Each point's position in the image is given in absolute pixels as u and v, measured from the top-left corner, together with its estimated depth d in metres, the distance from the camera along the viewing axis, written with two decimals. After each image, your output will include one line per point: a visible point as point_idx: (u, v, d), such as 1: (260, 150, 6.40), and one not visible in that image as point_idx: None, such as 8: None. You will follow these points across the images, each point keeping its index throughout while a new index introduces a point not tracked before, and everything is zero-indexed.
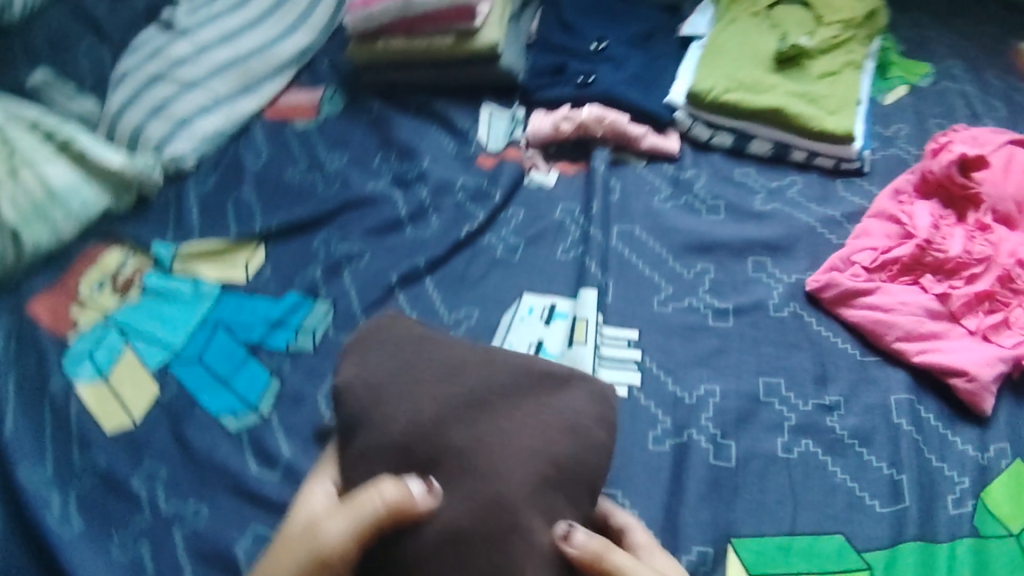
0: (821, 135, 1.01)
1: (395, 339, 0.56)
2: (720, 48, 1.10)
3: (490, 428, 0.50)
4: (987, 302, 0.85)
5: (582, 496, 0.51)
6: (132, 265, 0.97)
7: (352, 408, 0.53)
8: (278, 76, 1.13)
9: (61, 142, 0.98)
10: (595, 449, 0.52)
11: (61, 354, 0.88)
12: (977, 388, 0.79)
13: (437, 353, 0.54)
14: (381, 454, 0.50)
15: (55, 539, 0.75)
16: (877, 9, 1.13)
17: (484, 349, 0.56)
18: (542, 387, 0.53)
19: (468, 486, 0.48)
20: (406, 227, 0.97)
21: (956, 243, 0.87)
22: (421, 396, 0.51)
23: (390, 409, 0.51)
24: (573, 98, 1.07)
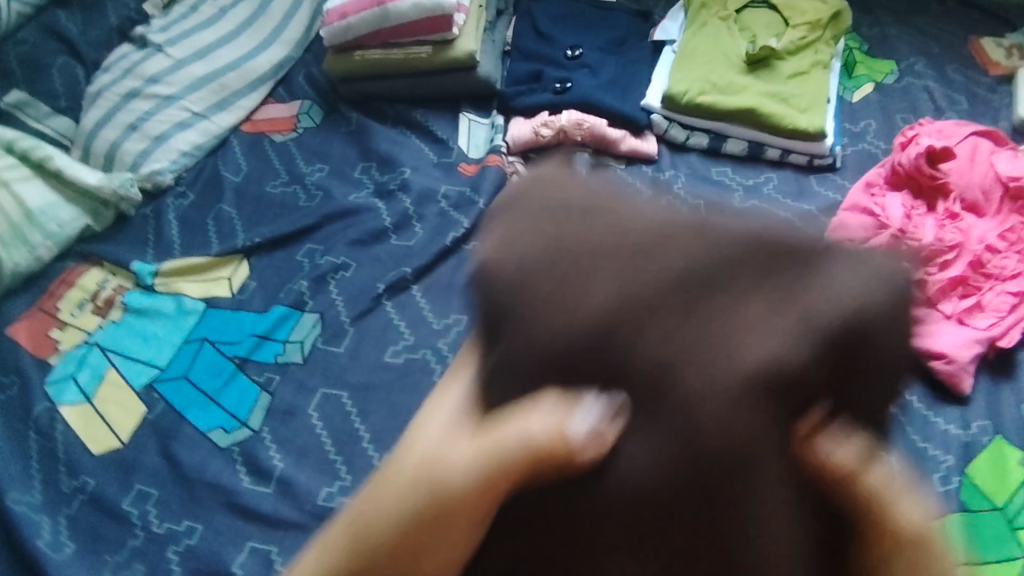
0: (793, 133, 1.03)
1: (554, 209, 0.51)
2: (692, 53, 1.12)
3: (714, 323, 0.44)
4: (960, 287, 0.87)
5: (848, 403, 0.45)
6: (113, 285, 0.95)
7: (501, 297, 0.49)
8: (255, 90, 1.11)
9: (36, 163, 0.99)
10: (854, 352, 0.45)
11: (45, 378, 0.87)
12: (955, 369, 0.81)
13: (616, 229, 0.49)
14: (549, 365, 0.46)
15: (47, 563, 0.74)
16: (842, 10, 1.15)
17: (683, 220, 0.49)
18: (780, 277, 0.45)
19: (671, 418, 0.43)
20: (390, 236, 0.97)
21: (928, 233, 0.90)
22: (600, 285, 0.47)
23: (576, 296, 0.47)
24: (551, 104, 1.08)
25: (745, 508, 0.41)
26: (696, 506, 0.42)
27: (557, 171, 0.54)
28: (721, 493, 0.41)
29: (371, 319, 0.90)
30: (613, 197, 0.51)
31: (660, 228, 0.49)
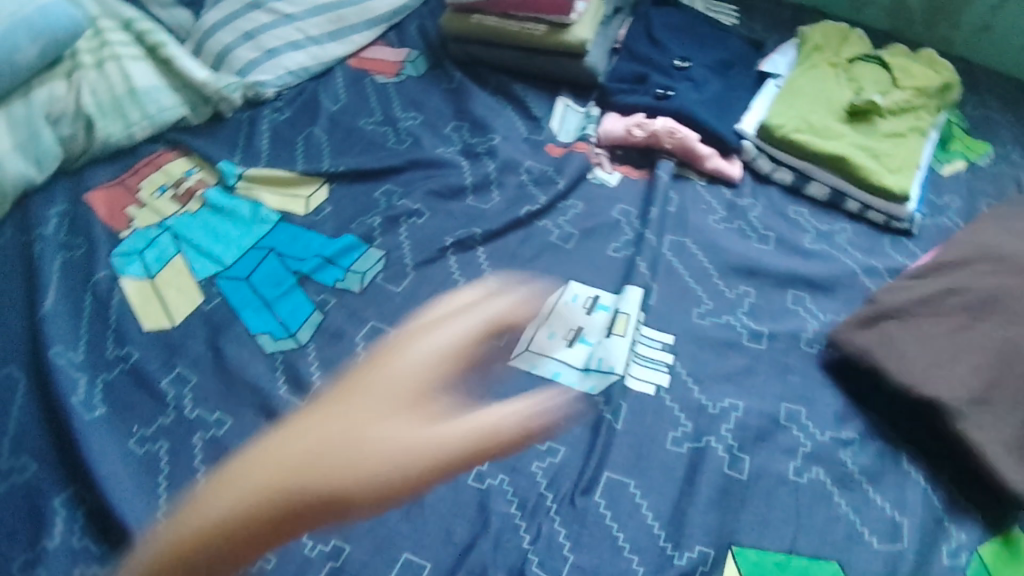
0: (877, 190, 1.00)
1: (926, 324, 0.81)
2: (797, 90, 1.10)
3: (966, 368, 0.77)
4: None
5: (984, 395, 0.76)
6: (197, 178, 0.98)
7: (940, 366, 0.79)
8: (369, 29, 1.16)
9: (149, 46, 1.03)
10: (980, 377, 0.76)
11: (112, 248, 0.90)
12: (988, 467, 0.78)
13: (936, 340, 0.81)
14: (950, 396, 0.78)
15: (75, 419, 0.74)
16: (952, 84, 1.11)
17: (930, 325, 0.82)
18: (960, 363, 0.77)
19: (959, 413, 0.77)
20: (468, 195, 0.99)
21: None
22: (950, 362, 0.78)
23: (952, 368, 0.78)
24: (649, 108, 1.08)
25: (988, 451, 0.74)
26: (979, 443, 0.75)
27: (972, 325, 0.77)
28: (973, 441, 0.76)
29: (433, 268, 0.92)
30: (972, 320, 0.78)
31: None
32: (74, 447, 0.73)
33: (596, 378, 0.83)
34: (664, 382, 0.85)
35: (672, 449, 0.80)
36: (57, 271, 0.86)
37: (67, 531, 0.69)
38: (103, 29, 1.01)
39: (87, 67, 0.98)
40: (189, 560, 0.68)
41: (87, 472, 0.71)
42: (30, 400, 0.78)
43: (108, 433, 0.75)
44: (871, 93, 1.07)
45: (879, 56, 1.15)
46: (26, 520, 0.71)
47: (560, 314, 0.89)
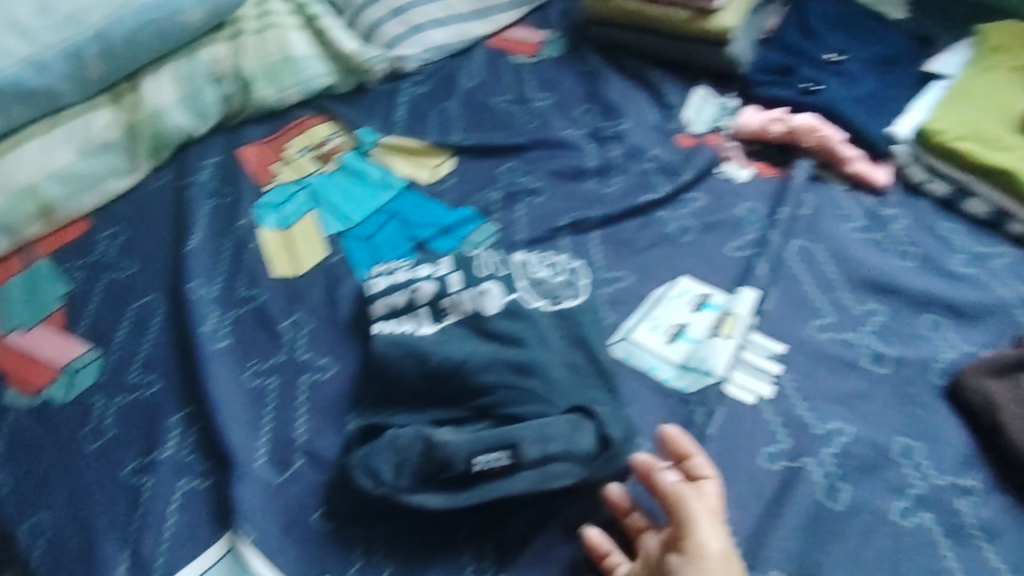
0: (1007, 185, 0.97)
1: None
2: (968, 93, 1.05)
3: None
4: None
5: None
6: (338, 140, 1.01)
7: None
8: (512, 10, 1.19)
9: (307, 17, 1.08)
10: None
11: (255, 200, 0.94)
12: None
13: None
14: None
15: (201, 345, 0.79)
16: None
17: None
18: None
19: None
20: (589, 178, 0.98)
21: None
22: None
23: None
24: (792, 103, 1.06)
25: None
26: None
27: None
28: None
29: (544, 247, 0.90)
30: None
31: None
32: (196, 371, 0.78)
33: (693, 377, 0.83)
34: (766, 394, 0.83)
35: (765, 465, 0.79)
36: (205, 208, 0.93)
37: (178, 446, 0.75)
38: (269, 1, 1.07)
39: (249, 34, 1.03)
40: (280, 494, 0.72)
41: (207, 395, 0.76)
42: (165, 326, 0.83)
43: (226, 361, 0.79)
44: (1014, 93, 1.04)
45: None
46: (465, 255, 0.84)
47: (665, 307, 0.87)
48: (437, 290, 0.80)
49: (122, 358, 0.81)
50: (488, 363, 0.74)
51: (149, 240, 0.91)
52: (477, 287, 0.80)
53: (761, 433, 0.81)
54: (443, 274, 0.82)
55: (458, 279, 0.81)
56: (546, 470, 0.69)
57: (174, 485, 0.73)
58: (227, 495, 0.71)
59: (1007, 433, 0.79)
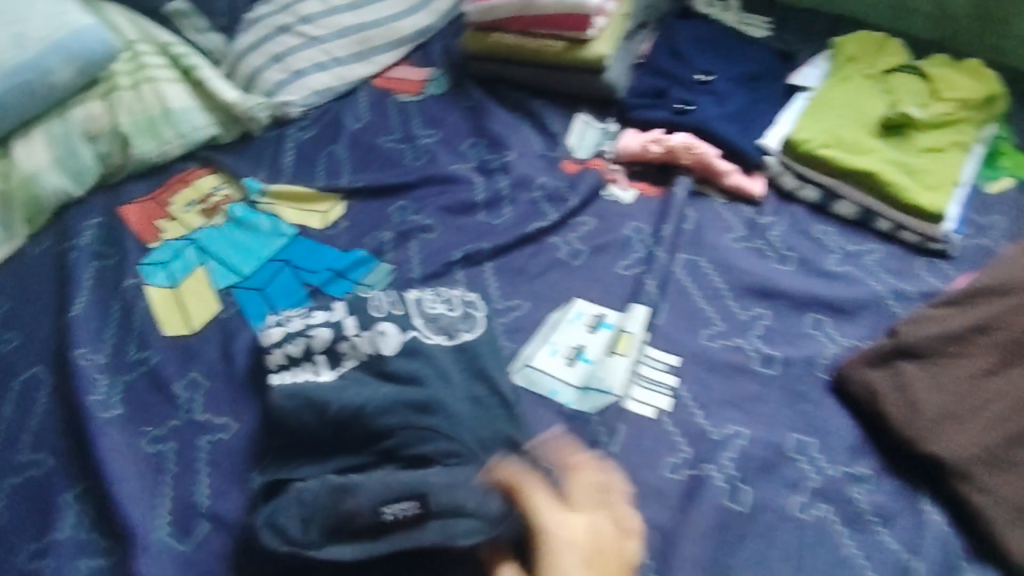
0: (871, 184, 1.03)
1: (957, 390, 0.85)
2: (828, 102, 1.12)
3: None
4: (1007, 365, 0.86)
5: None
6: (224, 192, 1.01)
7: (978, 433, 0.82)
8: (395, 49, 1.20)
9: (184, 68, 1.07)
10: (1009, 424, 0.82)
11: (141, 259, 0.92)
12: (928, 429, 0.83)
13: (994, 413, 0.83)
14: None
15: (89, 418, 0.77)
16: (932, 71, 1.14)
17: (995, 409, 0.83)
18: None
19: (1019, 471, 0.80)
20: (480, 211, 1.00)
21: (986, 347, 0.87)
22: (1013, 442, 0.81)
23: (1007, 427, 0.82)
24: (668, 124, 1.11)
25: None
26: None
27: None
28: None
29: (439, 283, 0.92)
30: (974, 385, 0.85)
31: None
32: (87, 444, 0.76)
33: (595, 397, 0.85)
34: (665, 406, 0.86)
35: (669, 476, 0.82)
36: (88, 273, 0.90)
37: (75, 523, 0.72)
38: (141, 53, 1.05)
39: (123, 89, 1.01)
40: (185, 562, 0.70)
41: (101, 467, 0.74)
42: (53, 400, 0.80)
43: (118, 431, 0.77)
44: (869, 100, 1.12)
45: (917, 66, 1.16)
46: (360, 298, 0.84)
47: (563, 331, 0.90)
48: (333, 336, 0.80)
49: (10, 438, 0.78)
50: (387, 406, 0.74)
51: (29, 311, 0.88)
52: (373, 329, 0.80)
53: (664, 444, 0.84)
54: (338, 319, 0.82)
55: (353, 323, 0.81)
56: (447, 525, 0.66)
57: (72, 565, 0.70)
58: (127, 570, 0.69)
59: (889, 419, 0.85)
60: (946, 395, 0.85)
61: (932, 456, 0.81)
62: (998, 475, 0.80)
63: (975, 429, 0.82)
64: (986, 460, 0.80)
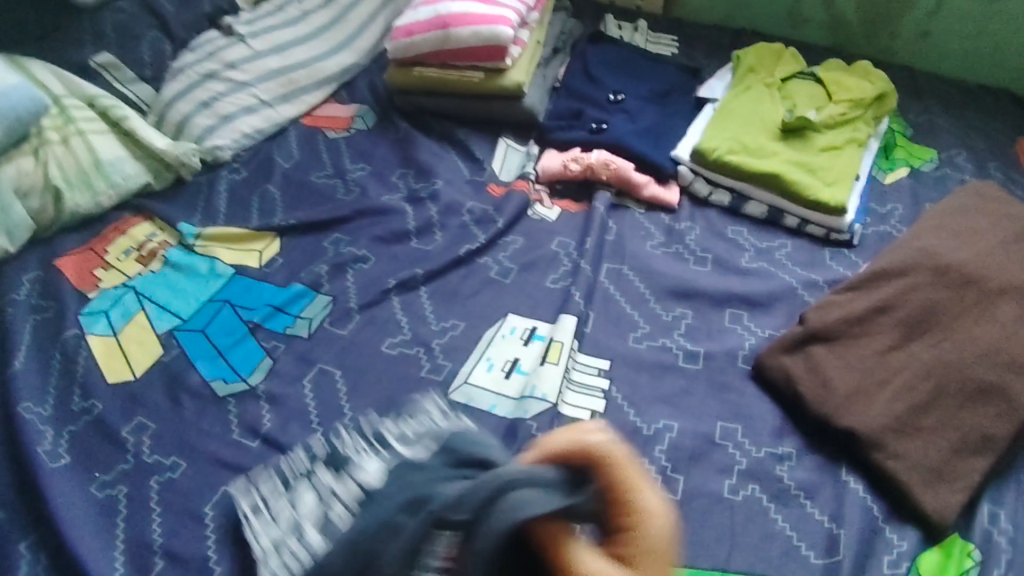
0: (776, 183, 1.10)
1: (863, 366, 0.93)
2: (732, 112, 1.19)
3: (954, 416, 0.88)
4: (906, 340, 0.94)
5: (939, 410, 0.89)
6: (159, 239, 1.04)
7: (885, 403, 0.89)
8: (320, 89, 1.25)
9: (113, 119, 1.10)
10: (913, 393, 0.90)
11: (80, 308, 0.94)
12: (841, 404, 0.90)
13: (897, 385, 0.90)
14: (927, 407, 0.89)
15: (38, 468, 0.79)
16: (828, 77, 1.23)
17: (898, 381, 0.91)
18: (939, 405, 0.89)
19: (923, 435, 0.87)
20: (413, 239, 1.05)
21: (888, 324, 0.96)
22: (917, 408, 0.89)
23: (910, 395, 0.89)
24: (586, 142, 1.17)
25: (959, 453, 0.86)
26: (966, 439, 0.86)
27: (947, 401, 0.89)
28: (965, 450, 0.86)
29: (377, 310, 0.96)
30: (880, 360, 0.93)
31: (964, 406, 0.88)
32: (39, 493, 0.78)
33: (530, 404, 0.88)
34: (599, 408, 0.91)
35: None
36: (30, 327, 0.92)
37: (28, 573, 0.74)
38: (69, 107, 1.08)
39: (53, 144, 1.04)
40: None
41: (51, 516, 0.76)
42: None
43: (69, 479, 0.79)
44: (771, 106, 1.20)
45: (813, 72, 1.25)
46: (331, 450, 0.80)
47: (498, 347, 0.94)
48: (313, 500, 0.75)
49: None
50: (395, 506, 0.64)
51: None
52: (351, 475, 0.76)
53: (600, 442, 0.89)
54: (315, 480, 0.77)
55: (329, 477, 0.77)
56: (504, 508, 0.57)
57: None
58: None
59: (805, 399, 0.92)
60: (853, 372, 0.92)
61: (846, 430, 0.88)
62: (906, 441, 0.87)
63: (881, 401, 0.89)
64: (895, 429, 0.87)
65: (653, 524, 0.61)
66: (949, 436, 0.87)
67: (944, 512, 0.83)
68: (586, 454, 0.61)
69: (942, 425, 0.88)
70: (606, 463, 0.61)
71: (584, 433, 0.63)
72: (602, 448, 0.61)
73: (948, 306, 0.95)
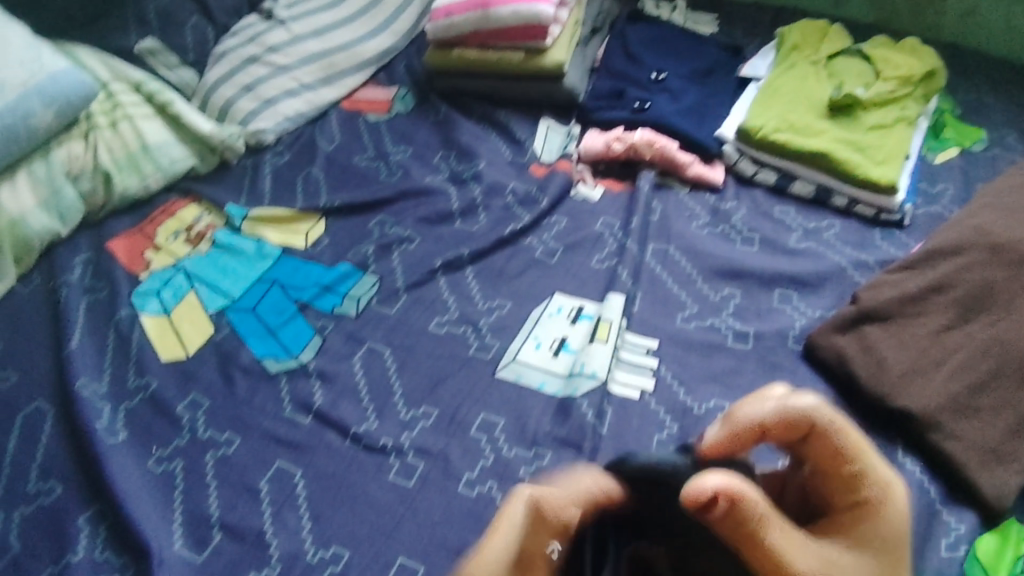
0: (824, 162, 1.08)
1: (919, 345, 0.90)
2: (778, 90, 1.17)
3: (1014, 397, 0.86)
4: (963, 320, 0.92)
5: (999, 390, 0.86)
6: (207, 221, 1.04)
7: (942, 383, 0.87)
8: (360, 72, 1.25)
9: (159, 104, 1.11)
10: (970, 373, 0.87)
11: (132, 289, 0.95)
12: (896, 384, 0.88)
13: (955, 364, 0.88)
14: (985, 388, 0.86)
15: (97, 444, 0.79)
16: (876, 54, 1.21)
17: (956, 360, 0.88)
18: (998, 385, 0.86)
19: (980, 416, 0.85)
20: (457, 219, 1.05)
21: (943, 303, 0.93)
22: (974, 388, 0.86)
23: (968, 375, 0.87)
24: (628, 121, 1.16)
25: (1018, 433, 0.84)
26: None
27: (1009, 382, 0.86)
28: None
29: (423, 290, 0.96)
30: (936, 340, 0.91)
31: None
32: (97, 468, 0.78)
33: (580, 382, 0.87)
34: (649, 386, 0.89)
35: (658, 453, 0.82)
36: (83, 307, 0.93)
37: (91, 544, 0.75)
38: (116, 94, 1.09)
39: (102, 128, 1.05)
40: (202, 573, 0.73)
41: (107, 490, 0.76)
42: (57, 430, 0.83)
43: (126, 455, 0.80)
44: (818, 84, 1.18)
45: (860, 49, 1.23)
46: None
47: (546, 325, 0.94)
48: None
49: (14, 472, 0.80)
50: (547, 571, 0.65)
51: (28, 351, 0.90)
52: None
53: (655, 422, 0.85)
54: None
55: None
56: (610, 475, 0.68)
57: None
58: None
59: (857, 377, 0.90)
60: (908, 351, 0.90)
61: (900, 410, 0.86)
62: (963, 421, 0.85)
63: (937, 381, 0.87)
64: (952, 409, 0.85)
65: (888, 497, 0.66)
66: (1008, 417, 0.85)
67: (1003, 496, 0.81)
68: (803, 419, 0.68)
69: (1001, 406, 0.85)
70: (822, 429, 0.68)
71: (794, 398, 0.69)
72: (816, 414, 0.68)
73: (1006, 284, 0.93)
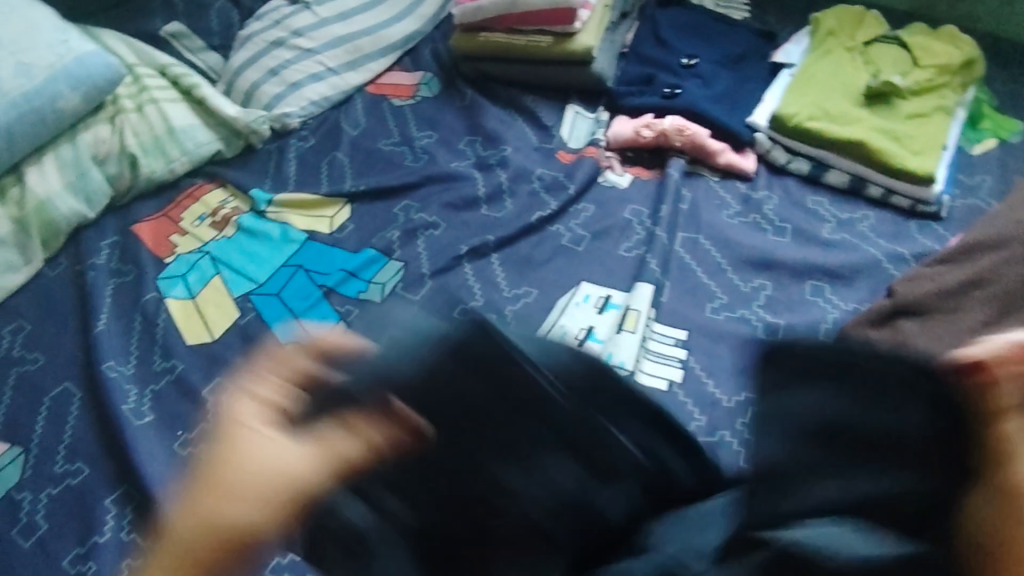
0: (860, 151, 1.06)
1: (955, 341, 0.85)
2: (813, 77, 1.15)
3: None
4: (1003, 314, 0.85)
5: None
6: (232, 205, 1.04)
7: None
8: (385, 56, 1.23)
9: (185, 88, 1.10)
10: None
11: (158, 272, 0.95)
12: None
13: None
14: None
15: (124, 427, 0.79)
16: (914, 40, 1.18)
17: None
18: None
19: None
20: (482, 205, 1.03)
21: (981, 298, 0.87)
22: None
23: None
24: (658, 107, 1.14)
25: None
26: None
27: None
28: None
29: (449, 276, 0.95)
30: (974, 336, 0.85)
31: None
32: (122, 452, 0.78)
33: None
34: (677, 377, 0.88)
35: None
36: (110, 291, 0.93)
37: (116, 527, 0.75)
38: (143, 78, 1.08)
39: (128, 112, 1.05)
40: None
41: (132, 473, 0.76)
42: (83, 413, 0.83)
43: (151, 438, 0.79)
44: (853, 71, 1.15)
45: (898, 36, 1.20)
46: None
47: (573, 314, 0.92)
48: None
49: (41, 455, 0.80)
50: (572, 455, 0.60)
51: (54, 334, 0.90)
52: None
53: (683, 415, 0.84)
54: None
55: None
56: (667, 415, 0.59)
57: (118, 565, 0.72)
58: None
59: None
60: (943, 347, 0.85)
61: None
62: None
63: None
64: None
65: None
66: None
67: None
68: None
69: None
70: None
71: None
72: None
73: None
